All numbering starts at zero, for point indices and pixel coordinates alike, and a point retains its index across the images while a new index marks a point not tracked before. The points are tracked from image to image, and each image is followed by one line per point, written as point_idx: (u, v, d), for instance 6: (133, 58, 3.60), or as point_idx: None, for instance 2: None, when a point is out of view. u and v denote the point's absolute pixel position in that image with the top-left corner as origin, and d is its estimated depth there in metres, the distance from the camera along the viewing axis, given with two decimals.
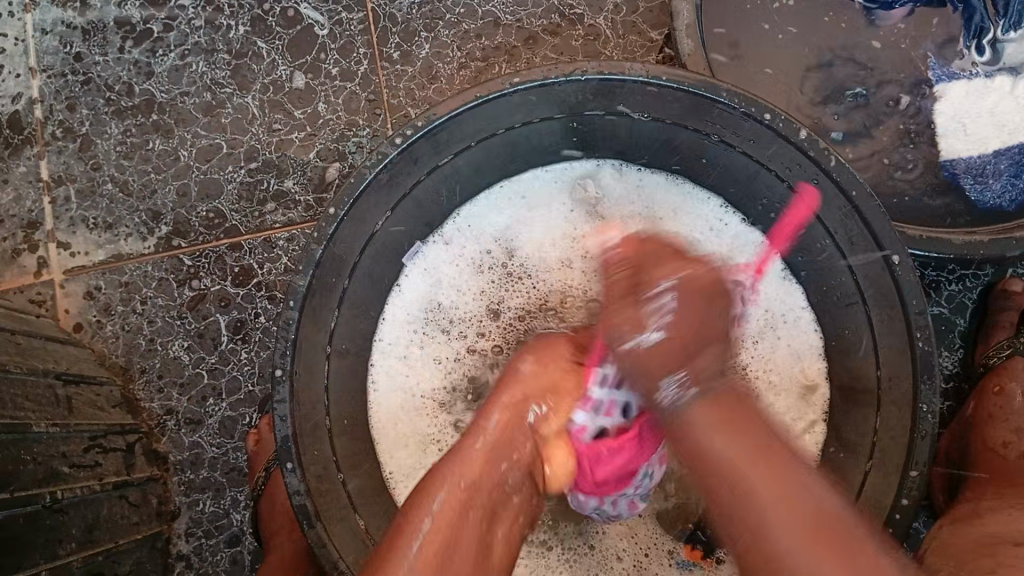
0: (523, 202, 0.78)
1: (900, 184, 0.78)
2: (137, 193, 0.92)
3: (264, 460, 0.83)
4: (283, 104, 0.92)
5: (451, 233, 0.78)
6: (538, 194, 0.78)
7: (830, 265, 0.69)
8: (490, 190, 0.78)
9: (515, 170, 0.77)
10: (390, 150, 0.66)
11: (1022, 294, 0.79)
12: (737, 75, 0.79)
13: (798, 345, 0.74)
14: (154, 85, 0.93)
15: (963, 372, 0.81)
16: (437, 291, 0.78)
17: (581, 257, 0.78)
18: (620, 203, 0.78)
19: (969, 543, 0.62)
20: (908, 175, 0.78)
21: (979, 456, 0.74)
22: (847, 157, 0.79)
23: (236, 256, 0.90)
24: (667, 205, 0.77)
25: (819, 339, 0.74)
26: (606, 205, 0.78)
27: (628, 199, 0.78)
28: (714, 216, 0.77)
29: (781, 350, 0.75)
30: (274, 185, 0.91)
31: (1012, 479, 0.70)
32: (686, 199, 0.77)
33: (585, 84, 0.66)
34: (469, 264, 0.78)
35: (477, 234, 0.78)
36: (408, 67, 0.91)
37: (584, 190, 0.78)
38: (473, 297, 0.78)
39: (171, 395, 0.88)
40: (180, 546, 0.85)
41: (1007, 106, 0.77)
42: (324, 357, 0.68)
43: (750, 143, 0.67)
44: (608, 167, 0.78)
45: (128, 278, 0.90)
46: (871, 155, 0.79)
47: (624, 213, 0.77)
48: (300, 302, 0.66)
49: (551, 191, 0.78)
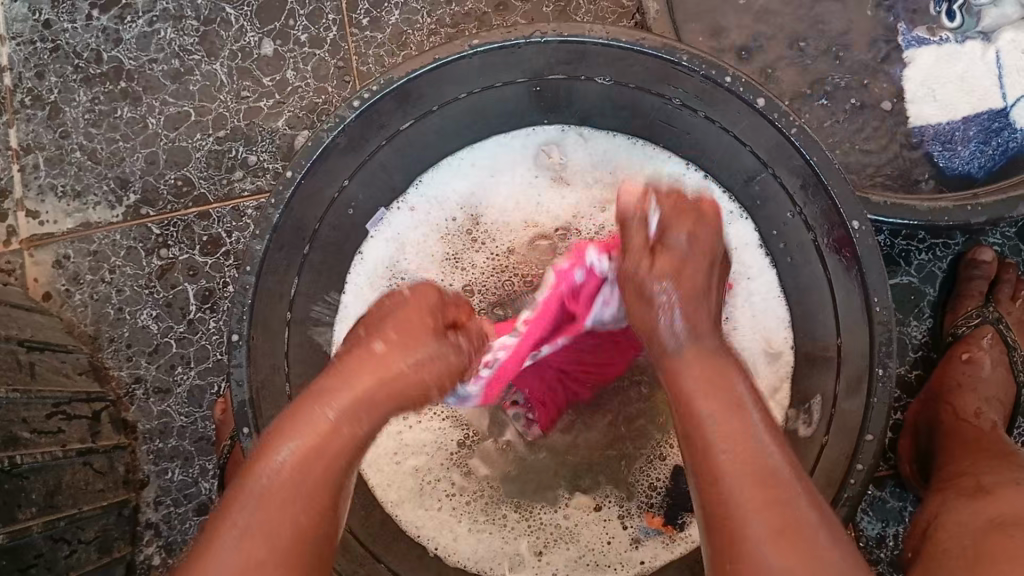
0: (486, 168, 0.78)
1: (867, 150, 0.77)
2: (105, 161, 0.91)
3: (229, 430, 0.83)
4: (252, 71, 0.91)
5: (416, 199, 0.77)
6: (503, 160, 0.78)
7: (796, 232, 0.68)
8: (450, 159, 0.77)
9: (478, 137, 0.76)
10: (348, 113, 0.65)
11: (991, 264, 0.79)
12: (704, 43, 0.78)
13: (770, 304, 0.74)
14: (123, 51, 0.92)
15: (931, 342, 0.81)
16: (402, 256, 0.78)
17: (544, 220, 0.78)
18: (583, 167, 0.77)
19: (982, 519, 0.62)
20: (879, 142, 0.77)
21: (951, 426, 0.74)
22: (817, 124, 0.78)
23: (204, 225, 0.89)
24: (632, 170, 0.77)
25: (785, 309, 0.73)
26: (571, 171, 0.78)
27: (593, 166, 0.77)
28: (678, 176, 0.75)
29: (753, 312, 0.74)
30: (241, 153, 0.90)
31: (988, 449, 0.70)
32: (649, 162, 0.76)
33: (546, 46, 0.65)
34: (436, 229, 0.78)
35: (441, 200, 0.78)
36: (378, 34, 0.90)
37: (549, 156, 0.77)
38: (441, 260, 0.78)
39: (140, 363, 0.88)
40: (149, 514, 0.86)
41: (977, 71, 0.75)
42: (284, 325, 0.68)
43: (712, 108, 0.67)
44: (574, 133, 0.77)
45: (97, 247, 0.90)
46: (841, 121, 0.78)
47: (589, 178, 0.78)
48: (257, 267, 0.65)
49: (512, 155, 0.77)
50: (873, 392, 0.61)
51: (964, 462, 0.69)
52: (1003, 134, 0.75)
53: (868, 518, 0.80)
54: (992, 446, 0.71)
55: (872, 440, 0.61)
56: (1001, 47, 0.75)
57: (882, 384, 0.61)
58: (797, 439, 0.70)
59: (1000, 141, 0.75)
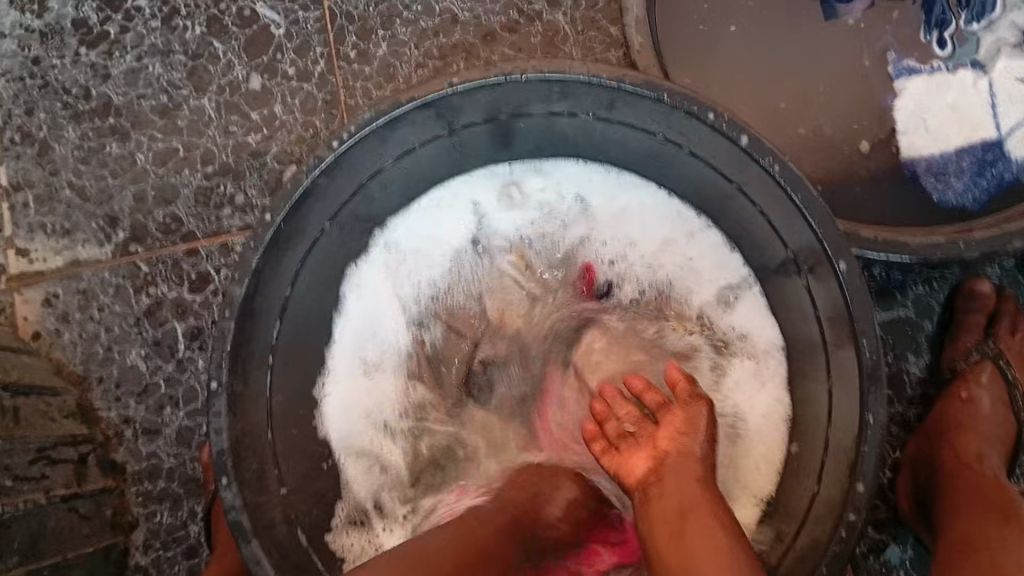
0: (450, 212, 0.77)
1: (856, 171, 0.76)
2: (94, 198, 0.91)
3: (214, 477, 0.84)
4: (239, 106, 0.90)
5: (396, 237, 0.76)
6: (471, 195, 0.76)
7: (785, 271, 0.67)
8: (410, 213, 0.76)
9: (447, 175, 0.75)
10: (327, 154, 0.64)
11: (989, 296, 0.77)
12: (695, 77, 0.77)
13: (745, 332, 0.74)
14: (112, 87, 0.92)
15: (930, 378, 0.79)
16: (381, 300, 0.76)
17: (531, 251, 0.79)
18: (549, 201, 0.77)
19: None
20: (870, 165, 0.76)
21: (952, 472, 0.72)
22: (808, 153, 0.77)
23: (192, 262, 0.89)
24: (603, 195, 0.76)
25: (773, 330, 0.72)
26: (537, 203, 0.77)
27: (557, 197, 0.77)
28: (650, 199, 0.75)
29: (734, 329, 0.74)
30: (229, 189, 0.89)
31: (997, 505, 0.68)
32: (618, 187, 0.75)
33: (525, 83, 0.64)
34: (407, 280, 0.77)
35: (409, 251, 0.77)
36: (365, 67, 0.89)
37: (512, 194, 0.76)
38: (417, 304, 0.78)
39: (128, 404, 0.88)
40: (138, 556, 0.86)
41: (968, 101, 0.74)
42: (264, 369, 0.68)
43: (695, 144, 0.66)
44: (531, 169, 0.76)
45: (86, 285, 0.90)
46: (831, 147, 0.77)
47: (559, 210, 0.77)
48: (237, 312, 0.64)
49: (475, 189, 0.76)
50: (863, 440, 0.60)
51: (963, 526, 0.67)
52: (998, 165, 0.74)
53: (870, 560, 0.79)
54: (996, 502, 0.68)
55: (862, 490, 0.59)
56: (994, 76, 0.74)
57: (872, 432, 0.60)
58: (789, 485, 0.68)
59: (995, 172, 0.74)
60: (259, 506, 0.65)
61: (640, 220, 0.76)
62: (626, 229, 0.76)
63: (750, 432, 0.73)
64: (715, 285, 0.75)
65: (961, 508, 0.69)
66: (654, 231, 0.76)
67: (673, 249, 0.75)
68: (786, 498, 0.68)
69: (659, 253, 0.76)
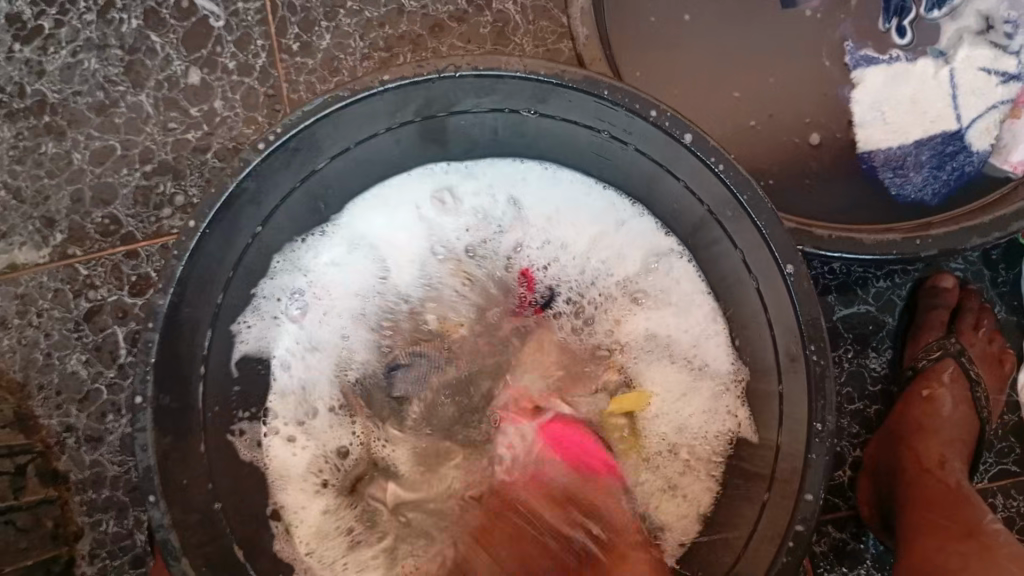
0: (372, 218, 0.74)
1: (807, 159, 0.78)
2: (30, 199, 0.87)
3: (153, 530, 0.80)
4: (179, 102, 0.87)
5: (326, 241, 0.73)
6: (399, 199, 0.74)
7: (735, 273, 0.65)
8: (330, 228, 0.72)
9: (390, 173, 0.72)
10: (253, 156, 0.60)
11: (951, 292, 0.78)
12: (648, 72, 0.79)
13: (690, 332, 0.73)
14: (47, 85, 0.87)
15: (891, 375, 0.79)
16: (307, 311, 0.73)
17: (467, 259, 0.76)
18: (484, 205, 0.75)
19: None
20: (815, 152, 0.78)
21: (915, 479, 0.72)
22: (757, 143, 0.78)
23: (132, 264, 0.86)
24: (537, 194, 0.74)
25: (719, 328, 0.72)
26: (471, 208, 0.75)
27: (486, 196, 0.75)
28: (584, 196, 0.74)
29: (680, 324, 0.73)
30: (170, 189, 0.86)
31: (960, 516, 0.68)
32: (551, 182, 0.74)
33: (461, 80, 0.61)
34: (332, 296, 0.74)
35: (332, 269, 0.73)
36: (309, 60, 0.87)
37: (438, 196, 0.74)
38: (341, 314, 0.74)
39: (70, 411, 0.84)
40: (85, 567, 0.83)
41: (929, 93, 0.75)
42: (198, 378, 0.65)
43: (641, 142, 0.63)
44: (459, 171, 0.74)
45: (23, 290, 0.85)
46: (780, 137, 0.79)
47: (488, 210, 0.75)
48: (161, 322, 0.60)
49: (403, 191, 0.74)
50: (811, 448, 0.58)
51: (926, 538, 0.68)
52: (959, 158, 0.76)
53: (830, 563, 0.77)
54: (959, 512, 0.69)
55: (811, 501, 0.58)
56: (955, 66, 0.75)
57: (820, 440, 0.58)
58: (744, 488, 0.66)
59: (956, 165, 0.76)
60: (192, 523, 0.62)
61: (571, 220, 0.75)
62: (557, 229, 0.75)
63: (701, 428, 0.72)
64: (661, 284, 0.74)
65: (925, 518, 0.69)
66: (588, 229, 0.74)
67: (605, 248, 0.75)
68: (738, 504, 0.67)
69: (590, 252, 0.75)
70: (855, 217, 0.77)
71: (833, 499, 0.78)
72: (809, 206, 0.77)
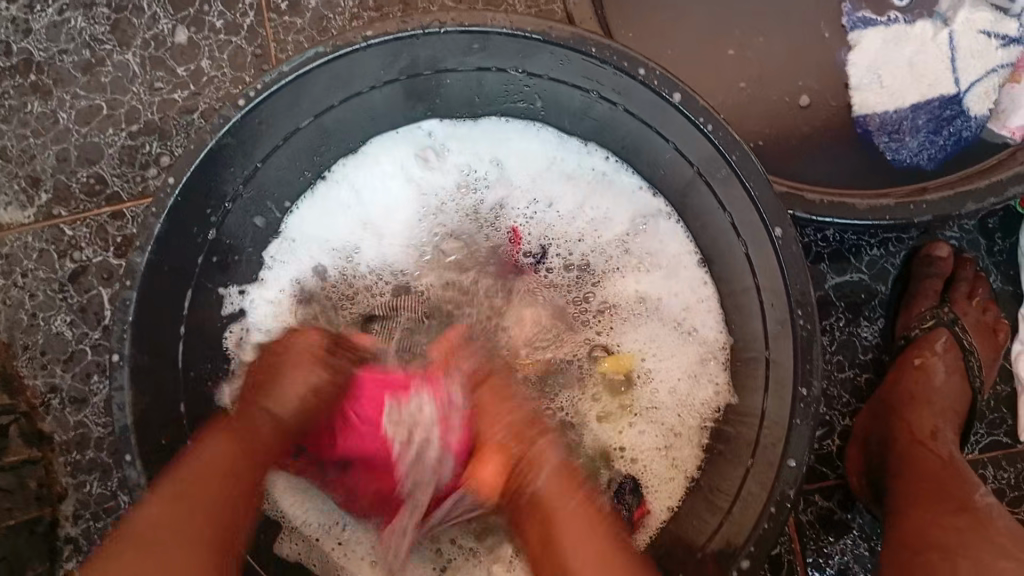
0: (360, 173, 0.73)
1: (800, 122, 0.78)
2: (16, 158, 0.85)
3: None
4: (165, 61, 0.86)
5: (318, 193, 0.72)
6: (386, 157, 0.73)
7: (723, 236, 0.64)
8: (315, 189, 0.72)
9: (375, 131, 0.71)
10: (232, 113, 0.59)
11: (946, 260, 0.77)
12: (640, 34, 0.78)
13: (678, 295, 0.72)
14: (32, 43, 0.86)
15: (884, 345, 0.78)
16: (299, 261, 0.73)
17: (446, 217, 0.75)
18: (466, 164, 0.74)
19: None
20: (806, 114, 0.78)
21: (907, 450, 0.71)
22: (747, 104, 0.78)
23: (118, 225, 0.85)
24: (525, 155, 0.74)
25: (708, 290, 0.71)
26: (455, 166, 0.74)
27: (474, 157, 0.74)
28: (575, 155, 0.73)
29: (669, 289, 0.72)
30: (156, 149, 0.85)
31: (950, 488, 0.68)
32: (537, 143, 0.73)
33: (446, 36, 0.60)
34: (314, 254, 0.73)
35: (315, 232, 0.73)
36: (297, 19, 0.86)
37: (426, 154, 0.73)
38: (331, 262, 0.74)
39: (55, 372, 0.84)
40: (68, 529, 0.82)
41: (927, 54, 0.75)
42: (177, 337, 0.64)
43: (630, 102, 0.62)
44: (445, 131, 0.73)
45: (9, 250, 0.85)
46: (771, 96, 0.78)
47: (476, 171, 0.75)
48: (140, 282, 0.59)
49: (391, 150, 0.73)
50: (795, 413, 0.58)
51: (916, 510, 0.68)
52: (956, 122, 0.75)
53: (817, 533, 0.76)
54: (950, 483, 0.68)
55: (794, 466, 0.57)
56: (955, 28, 0.75)
57: (805, 405, 0.58)
58: (729, 453, 0.66)
59: (953, 130, 0.75)
60: None
61: (558, 177, 0.74)
62: (544, 186, 0.74)
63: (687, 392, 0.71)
64: (650, 245, 0.73)
65: (914, 485, 0.69)
66: (574, 194, 0.74)
67: (592, 207, 0.74)
68: (721, 471, 0.66)
69: (577, 212, 0.74)
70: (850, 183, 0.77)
71: (822, 468, 0.77)
72: (801, 172, 0.77)
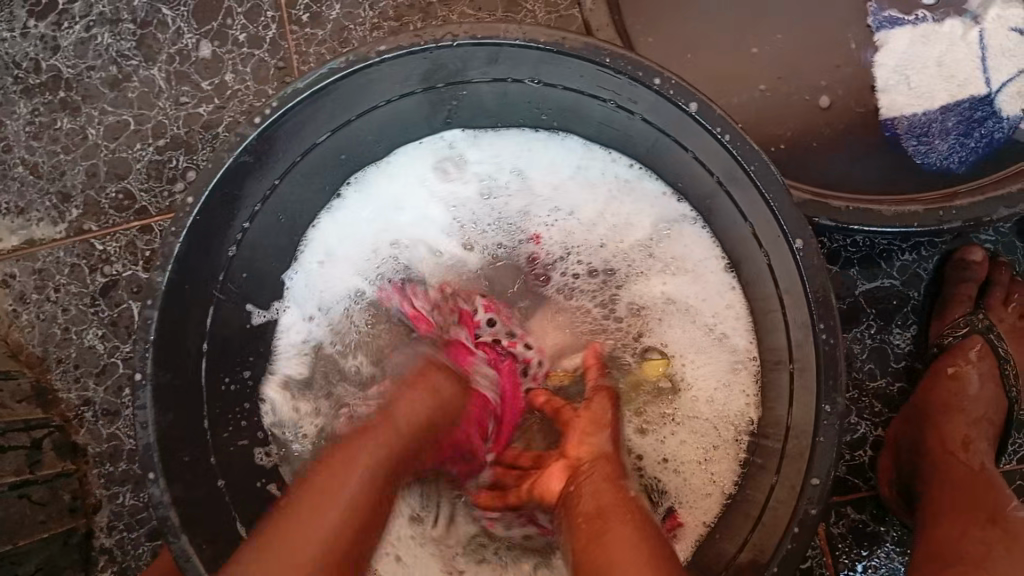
0: (387, 187, 0.74)
1: (823, 126, 0.79)
2: (47, 174, 0.87)
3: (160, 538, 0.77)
4: (190, 75, 0.87)
5: (342, 205, 0.73)
6: (407, 170, 0.74)
7: (747, 244, 0.63)
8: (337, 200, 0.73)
9: (394, 140, 0.71)
10: (249, 131, 0.59)
11: (980, 265, 0.78)
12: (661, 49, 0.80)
13: (702, 304, 0.71)
14: (61, 60, 0.87)
15: (916, 351, 0.79)
16: (324, 275, 0.73)
17: (467, 226, 0.75)
18: (487, 173, 0.74)
19: None
20: (831, 117, 0.79)
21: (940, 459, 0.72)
22: (767, 107, 0.79)
23: (147, 239, 0.86)
24: (547, 164, 0.74)
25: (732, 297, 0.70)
26: (474, 175, 0.74)
27: (493, 167, 0.74)
28: (598, 163, 0.72)
29: (692, 297, 0.71)
30: (182, 163, 0.86)
31: (978, 501, 0.68)
32: (562, 150, 0.73)
33: (460, 49, 0.60)
34: (340, 270, 0.74)
35: (336, 244, 0.73)
36: (318, 31, 0.86)
37: (446, 166, 0.74)
38: (355, 277, 0.74)
39: (88, 385, 0.85)
40: (102, 540, 0.84)
41: (956, 55, 0.77)
42: (199, 354, 0.64)
43: (648, 111, 0.61)
44: (465, 141, 0.73)
45: (41, 265, 0.86)
46: (792, 98, 0.80)
47: (497, 181, 0.74)
48: (161, 300, 0.59)
49: (412, 161, 0.74)
50: (819, 430, 0.57)
51: (946, 521, 0.68)
52: (987, 124, 0.77)
53: (849, 545, 0.78)
54: (982, 495, 0.69)
55: (818, 485, 0.57)
56: (986, 26, 0.77)
57: (830, 423, 0.57)
58: (756, 465, 0.65)
59: (984, 132, 0.77)
60: (193, 501, 0.61)
61: (580, 184, 0.73)
62: (565, 193, 0.74)
63: (712, 401, 0.70)
64: (674, 252, 0.72)
65: (947, 494, 0.70)
66: (594, 201, 0.73)
67: (613, 213, 0.73)
68: (748, 485, 0.65)
69: (598, 219, 0.73)
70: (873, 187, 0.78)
71: (853, 480, 0.79)
72: (824, 176, 0.79)
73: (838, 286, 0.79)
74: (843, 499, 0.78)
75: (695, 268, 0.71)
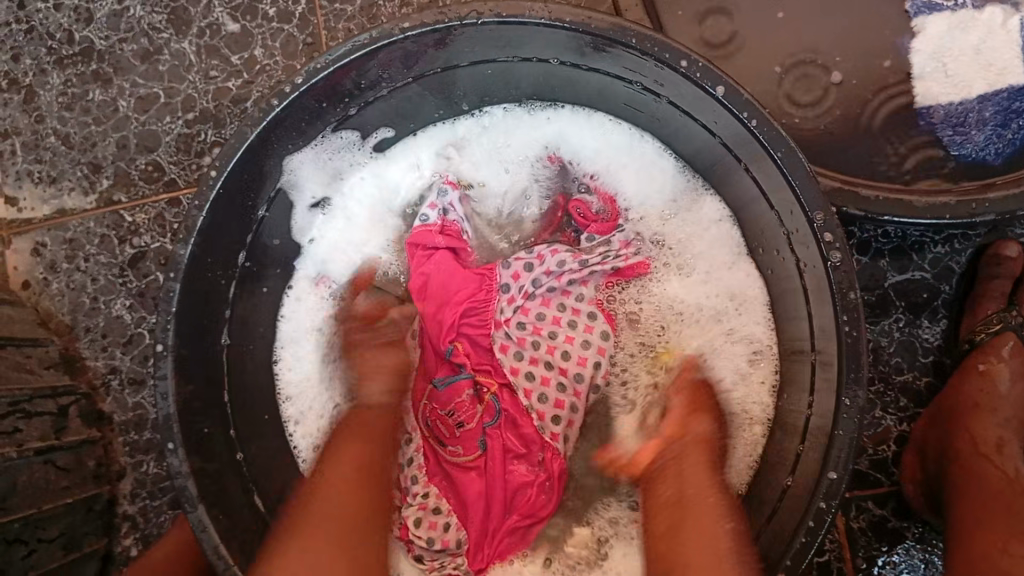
0: (389, 185, 0.74)
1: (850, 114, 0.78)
2: (78, 145, 0.88)
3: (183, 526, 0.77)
4: (219, 50, 0.87)
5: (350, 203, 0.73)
6: (411, 166, 0.74)
7: (769, 231, 0.62)
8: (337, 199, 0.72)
9: (416, 117, 0.71)
10: (272, 105, 0.59)
11: (1015, 261, 0.76)
12: (686, 32, 0.79)
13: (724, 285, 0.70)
14: (94, 32, 0.88)
15: (945, 347, 0.78)
16: (341, 269, 0.74)
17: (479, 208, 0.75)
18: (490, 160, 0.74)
19: None
20: (856, 108, 0.78)
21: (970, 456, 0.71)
22: (792, 94, 0.78)
23: (174, 212, 0.87)
24: (558, 147, 0.74)
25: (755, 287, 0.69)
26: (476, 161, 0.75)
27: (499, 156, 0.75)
28: (611, 144, 0.72)
29: (711, 281, 0.70)
30: (210, 136, 0.87)
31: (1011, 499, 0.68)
32: (580, 132, 0.73)
33: (483, 27, 0.59)
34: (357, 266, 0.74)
35: (347, 245, 0.74)
36: (348, 7, 0.86)
37: (449, 158, 0.74)
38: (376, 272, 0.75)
39: (115, 354, 0.86)
40: (126, 507, 0.85)
41: (996, 42, 0.76)
42: (221, 326, 0.65)
43: (674, 93, 0.60)
44: (469, 128, 0.74)
45: (72, 235, 0.87)
46: (817, 85, 0.79)
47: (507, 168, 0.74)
48: (182, 274, 0.60)
49: (413, 154, 0.74)
50: (838, 423, 0.56)
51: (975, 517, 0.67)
52: None
53: (869, 541, 0.77)
54: (1018, 500, 0.68)
55: (835, 479, 0.56)
56: None
57: (848, 416, 0.56)
58: (772, 456, 0.64)
59: (1021, 124, 0.76)
60: (210, 472, 0.62)
61: (593, 170, 0.73)
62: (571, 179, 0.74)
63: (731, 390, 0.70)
64: (690, 235, 0.71)
65: (975, 494, 0.69)
66: (609, 185, 0.73)
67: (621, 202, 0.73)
68: (765, 477, 0.64)
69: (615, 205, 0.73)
70: (900, 177, 0.77)
71: (875, 475, 0.77)
72: (851, 165, 0.77)
73: (868, 275, 0.78)
74: (864, 494, 0.77)
75: (711, 250, 0.70)
